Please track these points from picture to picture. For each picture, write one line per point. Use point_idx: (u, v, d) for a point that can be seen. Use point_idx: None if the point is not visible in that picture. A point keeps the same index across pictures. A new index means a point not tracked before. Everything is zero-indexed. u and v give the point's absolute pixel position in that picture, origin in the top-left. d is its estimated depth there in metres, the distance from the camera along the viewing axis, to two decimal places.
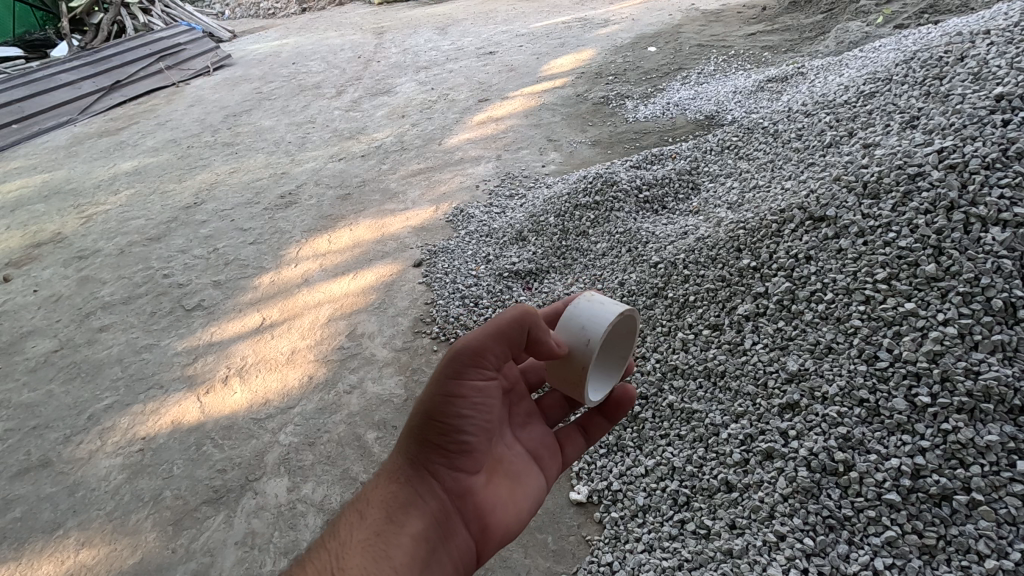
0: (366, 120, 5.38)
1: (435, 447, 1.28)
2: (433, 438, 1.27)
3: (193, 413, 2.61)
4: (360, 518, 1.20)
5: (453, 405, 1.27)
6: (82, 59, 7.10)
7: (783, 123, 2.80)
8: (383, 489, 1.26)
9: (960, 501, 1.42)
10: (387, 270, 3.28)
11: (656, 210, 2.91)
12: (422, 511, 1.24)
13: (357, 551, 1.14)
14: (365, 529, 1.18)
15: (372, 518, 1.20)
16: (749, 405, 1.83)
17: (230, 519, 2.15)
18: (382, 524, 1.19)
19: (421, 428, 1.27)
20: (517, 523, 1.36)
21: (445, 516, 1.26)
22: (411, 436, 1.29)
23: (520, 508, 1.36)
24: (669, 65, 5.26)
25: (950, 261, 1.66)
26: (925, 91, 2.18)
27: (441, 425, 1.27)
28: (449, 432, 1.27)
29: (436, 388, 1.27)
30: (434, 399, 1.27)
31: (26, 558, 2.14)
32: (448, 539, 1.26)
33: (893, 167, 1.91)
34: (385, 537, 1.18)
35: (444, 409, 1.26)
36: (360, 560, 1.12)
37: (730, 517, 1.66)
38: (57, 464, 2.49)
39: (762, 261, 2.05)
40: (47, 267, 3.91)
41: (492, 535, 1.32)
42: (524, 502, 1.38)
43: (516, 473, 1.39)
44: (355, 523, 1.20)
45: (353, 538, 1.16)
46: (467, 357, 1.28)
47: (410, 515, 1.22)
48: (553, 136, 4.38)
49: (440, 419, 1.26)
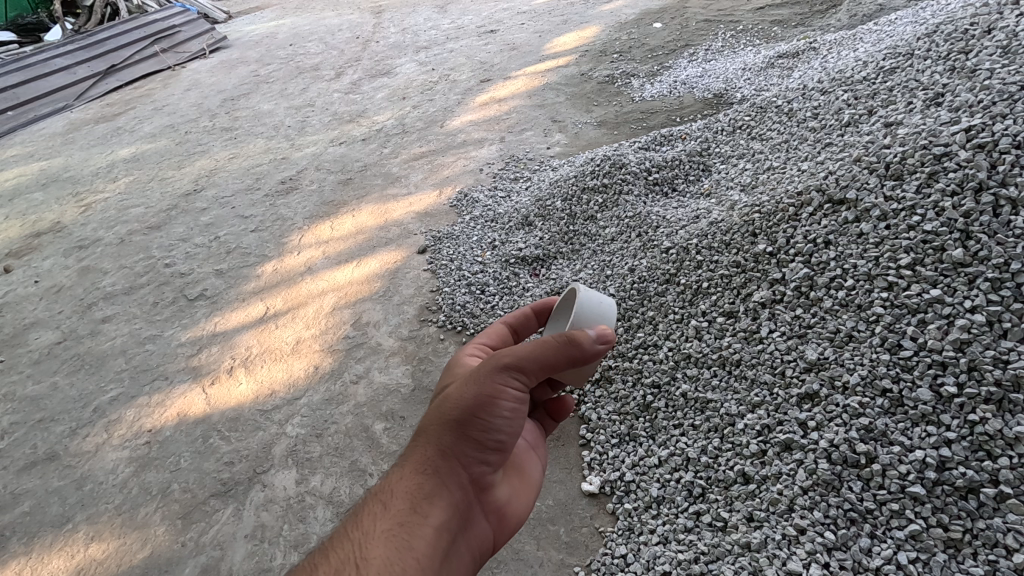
0: (366, 103, 5.27)
1: (469, 444, 1.22)
2: (467, 434, 1.21)
3: (198, 405, 2.59)
4: (385, 509, 1.14)
5: (495, 405, 1.20)
6: (76, 43, 6.95)
7: (798, 102, 2.71)
8: (409, 480, 1.17)
9: (988, 495, 1.38)
10: (392, 256, 3.22)
11: (666, 192, 2.83)
12: (448, 505, 1.18)
13: (381, 543, 1.09)
14: (390, 519, 1.12)
15: (395, 510, 1.13)
16: (767, 395, 1.78)
17: (239, 512, 2.13)
18: (405, 515, 1.13)
19: (460, 423, 1.20)
20: (524, 517, 1.36)
21: (467, 511, 1.21)
22: (444, 428, 1.20)
23: (529, 501, 1.37)
24: (675, 41, 5.13)
25: (978, 246, 1.60)
26: (950, 66, 2.09)
27: (485, 426, 1.21)
28: (486, 431, 1.22)
29: (481, 388, 1.19)
30: (477, 399, 1.19)
31: (37, 553, 2.14)
32: (468, 530, 1.22)
33: (917, 147, 1.84)
34: (410, 528, 1.11)
35: (486, 408, 1.20)
36: (384, 551, 1.08)
37: (747, 510, 1.63)
38: (64, 458, 2.48)
39: (779, 246, 1.99)
40: (47, 258, 3.86)
41: (506, 525, 1.32)
42: (531, 494, 1.39)
43: (519, 467, 1.38)
44: (377, 513, 1.13)
45: (378, 529, 1.11)
46: (518, 365, 1.20)
47: (435, 506, 1.16)
48: (557, 117, 4.29)
49: (480, 417, 1.20)
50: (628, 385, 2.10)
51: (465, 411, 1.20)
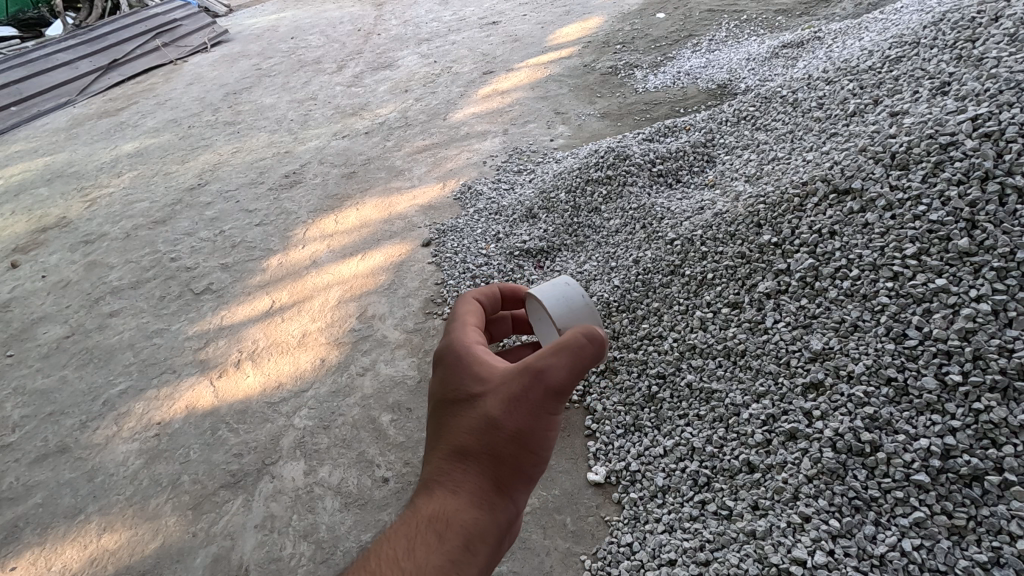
0: (369, 96, 5.26)
1: (522, 473, 1.01)
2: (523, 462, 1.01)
3: (206, 398, 2.61)
4: (436, 545, 0.92)
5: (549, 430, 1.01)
6: (78, 37, 6.96)
7: (803, 92, 2.70)
8: (462, 511, 0.96)
9: (992, 482, 1.39)
10: (397, 250, 3.23)
11: (669, 183, 2.83)
12: (495, 546, 0.98)
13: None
14: (441, 559, 0.91)
15: (448, 548, 0.92)
16: (771, 385, 1.80)
17: (249, 503, 2.16)
18: (458, 554, 0.92)
19: (515, 449, 0.99)
20: None
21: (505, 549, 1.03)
22: (502, 450, 0.99)
23: None
24: (678, 31, 5.10)
25: (983, 235, 1.61)
26: (956, 54, 2.08)
27: (538, 453, 1.01)
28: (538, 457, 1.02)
29: (545, 414, 0.98)
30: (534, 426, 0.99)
31: (50, 543, 2.17)
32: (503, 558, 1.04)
33: (923, 137, 1.84)
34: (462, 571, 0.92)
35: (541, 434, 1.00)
36: None
37: (753, 498, 1.65)
38: (74, 450, 2.51)
39: (784, 237, 1.99)
40: (54, 253, 3.89)
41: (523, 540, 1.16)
42: None
43: None
44: (427, 548, 0.91)
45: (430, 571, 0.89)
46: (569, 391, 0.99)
47: (486, 544, 0.96)
48: (560, 109, 4.28)
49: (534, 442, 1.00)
50: (633, 376, 2.12)
51: (520, 435, 0.98)
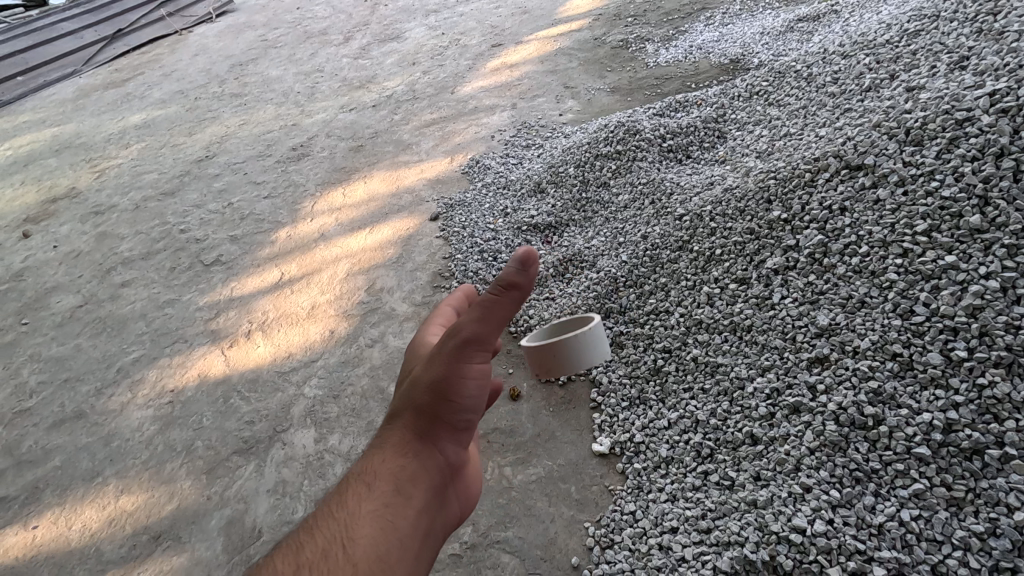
0: (376, 68, 5.20)
1: (444, 419, 1.03)
2: (444, 413, 1.03)
3: (218, 367, 2.66)
4: (368, 489, 1.00)
5: (467, 382, 1.00)
6: (83, 6, 6.88)
7: (817, 66, 2.65)
8: (391, 460, 1.03)
9: (992, 456, 1.41)
10: (405, 224, 3.24)
11: (679, 159, 2.81)
12: (431, 487, 1.03)
13: (367, 528, 0.96)
14: (372, 501, 0.99)
15: (378, 491, 1.00)
16: (777, 359, 1.82)
17: (261, 469, 2.21)
18: (390, 496, 1.00)
19: (432, 402, 1.02)
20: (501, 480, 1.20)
21: (450, 491, 1.07)
22: (421, 405, 1.03)
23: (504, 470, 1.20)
24: (691, 5, 5.00)
25: (995, 212, 1.60)
26: (977, 28, 2.04)
27: (460, 405, 1.02)
28: (462, 409, 1.03)
29: (458, 369, 0.99)
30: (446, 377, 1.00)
31: (70, 504, 2.24)
32: (449, 507, 1.08)
33: (939, 112, 1.81)
34: (395, 511, 0.99)
35: (457, 386, 1.00)
36: (369, 536, 0.95)
37: (755, 469, 1.68)
38: (91, 415, 2.57)
39: (793, 213, 1.99)
40: (64, 223, 3.92)
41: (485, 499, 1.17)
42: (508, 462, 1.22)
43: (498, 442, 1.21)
44: (361, 494, 1.00)
45: (363, 510, 0.98)
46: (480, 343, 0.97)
47: (418, 488, 1.02)
48: (570, 83, 4.23)
49: (451, 394, 1.01)
50: (639, 350, 2.15)
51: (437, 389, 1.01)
